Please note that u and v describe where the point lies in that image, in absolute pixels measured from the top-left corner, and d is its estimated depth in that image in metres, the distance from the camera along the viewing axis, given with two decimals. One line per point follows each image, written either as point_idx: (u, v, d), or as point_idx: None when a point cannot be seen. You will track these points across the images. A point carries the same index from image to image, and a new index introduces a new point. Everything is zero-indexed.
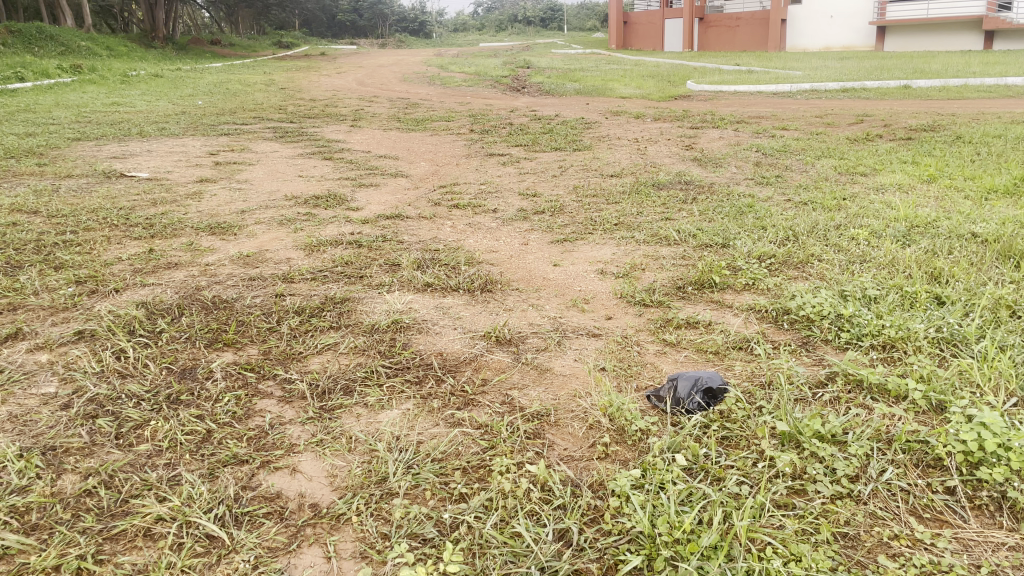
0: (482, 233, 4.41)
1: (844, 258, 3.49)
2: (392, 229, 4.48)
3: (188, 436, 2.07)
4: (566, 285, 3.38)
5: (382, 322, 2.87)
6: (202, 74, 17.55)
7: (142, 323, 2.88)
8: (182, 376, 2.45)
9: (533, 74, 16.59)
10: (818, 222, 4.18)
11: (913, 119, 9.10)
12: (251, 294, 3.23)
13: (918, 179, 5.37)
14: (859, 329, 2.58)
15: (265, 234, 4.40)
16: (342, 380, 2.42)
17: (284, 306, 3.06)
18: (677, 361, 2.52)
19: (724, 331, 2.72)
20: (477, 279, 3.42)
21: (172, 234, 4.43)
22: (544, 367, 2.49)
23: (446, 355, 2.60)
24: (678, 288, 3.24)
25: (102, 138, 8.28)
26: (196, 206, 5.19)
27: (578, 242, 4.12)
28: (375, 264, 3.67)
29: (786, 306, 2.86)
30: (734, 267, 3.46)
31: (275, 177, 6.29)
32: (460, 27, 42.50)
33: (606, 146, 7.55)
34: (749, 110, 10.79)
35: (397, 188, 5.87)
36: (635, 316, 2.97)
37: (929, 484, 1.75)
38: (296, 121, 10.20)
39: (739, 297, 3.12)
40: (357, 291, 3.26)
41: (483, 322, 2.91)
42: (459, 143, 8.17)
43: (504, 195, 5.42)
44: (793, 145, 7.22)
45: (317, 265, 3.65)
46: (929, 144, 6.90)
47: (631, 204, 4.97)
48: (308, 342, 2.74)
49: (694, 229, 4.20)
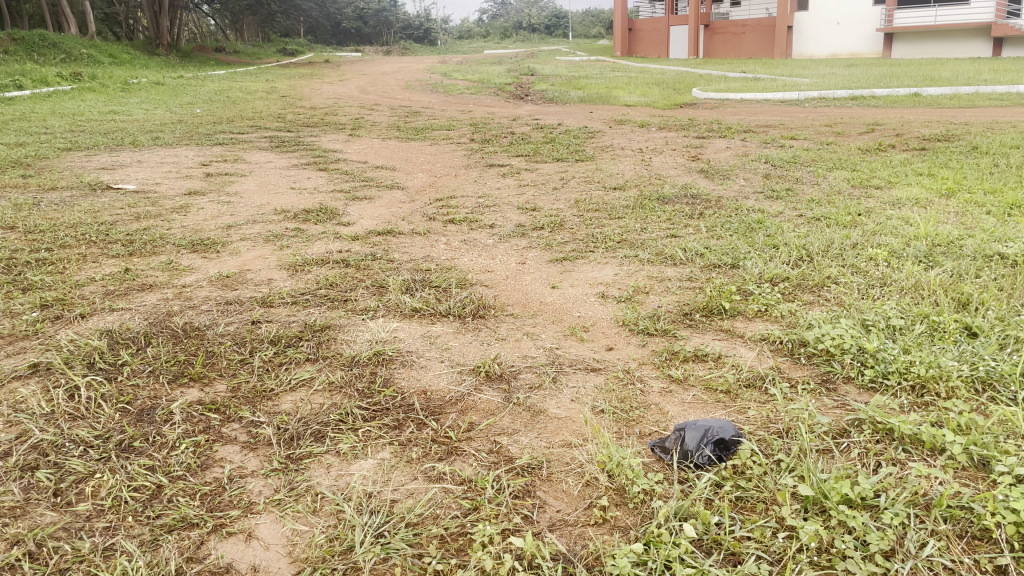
0: (477, 250, 4.19)
1: (862, 281, 3.26)
2: (383, 246, 4.26)
3: (135, 493, 1.85)
4: (564, 311, 3.15)
5: (363, 354, 2.64)
6: (203, 82, 17.40)
7: (105, 354, 2.66)
8: (138, 419, 2.23)
9: (536, 82, 16.36)
10: (834, 241, 3.95)
11: (925, 128, 8.86)
12: (226, 321, 3.01)
13: (935, 193, 5.13)
14: (885, 366, 2.35)
15: (249, 252, 4.18)
16: (314, 424, 2.19)
17: (260, 335, 2.84)
18: (684, 402, 2.29)
19: (736, 366, 2.49)
20: (469, 303, 3.19)
21: (152, 252, 4.21)
22: (537, 408, 2.26)
23: (431, 393, 2.37)
24: (685, 315, 3.01)
25: (94, 148, 8.09)
26: (180, 221, 4.98)
27: (578, 261, 3.90)
28: (362, 286, 3.44)
29: (803, 338, 2.63)
30: (744, 291, 3.23)
31: (267, 189, 6.09)
32: (464, 33, 42.33)
33: (610, 156, 7.33)
34: (756, 118, 10.58)
35: (392, 201, 5.65)
36: (638, 347, 2.74)
37: (977, 562, 1.51)
38: (294, 130, 10.00)
39: (750, 325, 2.89)
40: (339, 318, 3.03)
41: (473, 353, 2.68)
42: (458, 153, 7.96)
43: (502, 209, 5.20)
44: (803, 155, 6.99)
45: (300, 288, 3.43)
46: (944, 156, 6.66)
47: (634, 219, 4.75)
48: (281, 377, 2.52)
49: (701, 247, 3.97)
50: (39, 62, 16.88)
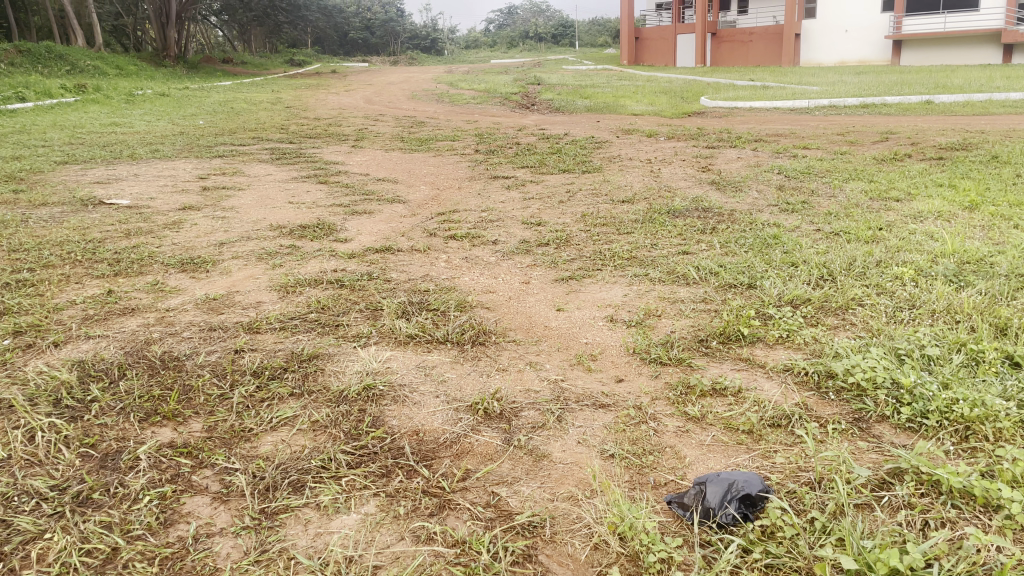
0: (479, 269, 3.98)
1: (890, 303, 3.04)
2: (380, 265, 4.06)
3: (86, 559, 1.66)
4: (570, 337, 2.94)
5: (351, 389, 2.43)
6: (208, 94, 17.29)
7: (73, 388, 2.47)
8: (100, 466, 2.04)
9: (542, 91, 16.16)
10: (856, 258, 3.73)
11: (941, 136, 8.63)
12: (207, 350, 2.80)
13: (958, 206, 4.90)
14: (924, 404, 2.13)
15: (240, 271, 3.99)
16: (293, 472, 1.98)
17: (243, 367, 2.64)
18: (701, 445, 2.07)
19: (759, 403, 2.27)
20: (469, 328, 2.98)
21: (139, 271, 4.03)
22: (540, 452, 2.04)
23: (424, 434, 2.15)
24: (700, 342, 2.79)
25: (91, 161, 7.94)
26: (172, 237, 4.79)
27: (585, 281, 3.69)
28: (355, 309, 3.24)
29: (831, 370, 2.41)
30: (763, 315, 3.02)
31: (264, 203, 5.90)
32: (471, 43, 42.23)
33: (618, 167, 7.13)
34: (766, 127, 10.37)
35: (393, 215, 5.46)
36: (649, 379, 2.53)
37: None
38: (297, 142, 9.83)
39: (771, 354, 2.67)
40: (329, 346, 2.82)
41: (471, 386, 2.46)
42: (462, 164, 7.77)
43: (506, 224, 5.00)
44: (818, 165, 6.76)
45: (289, 312, 3.23)
46: (964, 166, 6.42)
47: (644, 234, 4.54)
48: (262, 415, 2.31)
49: (715, 265, 3.75)
50: (44, 73, 16.81)
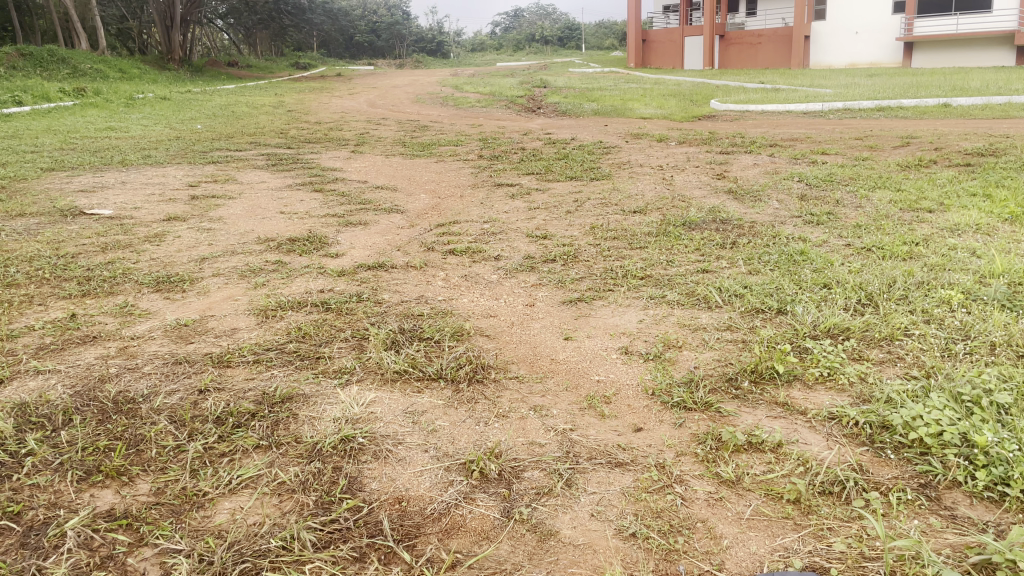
0: (479, 289, 3.64)
1: (941, 335, 2.70)
2: (372, 284, 3.72)
3: None
4: (580, 373, 2.60)
5: (326, 441, 2.09)
6: (210, 97, 16.99)
7: (6, 440, 2.14)
8: (20, 544, 1.72)
9: (548, 95, 15.85)
10: (894, 279, 3.37)
11: (964, 141, 8.27)
12: (168, 389, 2.47)
13: (997, 218, 4.55)
14: (1005, 469, 1.79)
15: (219, 291, 3.67)
16: (246, 555, 1.64)
17: (205, 411, 2.31)
18: (740, 520, 1.72)
19: (805, 463, 1.92)
20: (465, 363, 2.64)
21: (109, 291, 3.70)
22: (546, 528, 1.70)
23: (408, 503, 1.81)
24: (729, 381, 2.44)
25: (79, 168, 7.64)
26: (151, 252, 4.46)
27: (595, 303, 3.35)
28: (339, 339, 2.91)
29: (888, 422, 2.06)
30: (798, 348, 2.67)
31: (253, 213, 5.57)
32: (476, 46, 41.93)
33: (628, 174, 6.79)
34: (781, 131, 10.01)
35: (389, 227, 5.14)
36: (672, 428, 2.18)
37: None
38: (295, 147, 9.51)
39: (813, 397, 2.32)
40: (306, 385, 2.48)
41: (466, 438, 2.12)
42: (465, 170, 7.44)
43: (510, 236, 4.67)
44: (839, 173, 6.40)
45: (266, 341, 2.89)
46: (995, 173, 6.05)
47: (659, 249, 4.20)
48: (218, 476, 1.97)
49: (739, 286, 3.40)
50: (44, 76, 16.53)
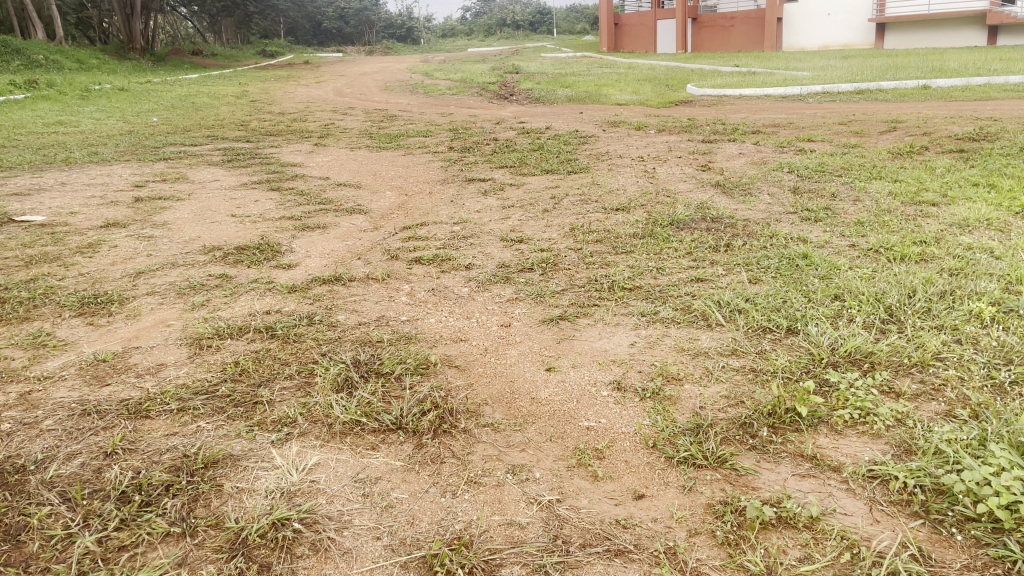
0: (448, 306, 3.22)
1: (982, 361, 2.33)
2: (327, 302, 3.29)
3: None
4: (565, 416, 2.19)
5: (253, 528, 1.67)
6: (171, 87, 16.28)
7: None
8: None
9: (521, 81, 15.41)
10: (913, 288, 3.00)
11: (951, 125, 7.96)
12: (69, 452, 2.03)
13: (1006, 211, 4.20)
14: None
15: (151, 314, 3.21)
16: None
17: (107, 485, 1.87)
18: None
19: (851, 550, 1.55)
20: (430, 408, 2.22)
21: (23, 316, 3.23)
22: None
23: None
24: (744, 428, 2.05)
25: (19, 168, 7.08)
26: (81, 266, 3.99)
27: (579, 322, 2.95)
28: (281, 377, 2.48)
29: (947, 486, 1.69)
30: (819, 381, 2.29)
31: (201, 217, 5.09)
32: (448, 31, 41.31)
33: (607, 166, 6.39)
34: (761, 117, 9.66)
35: (350, 230, 4.71)
36: (680, 494, 1.79)
37: None
38: (255, 141, 8.96)
39: (846, 447, 1.94)
40: (238, 443, 2.06)
41: (429, 518, 1.71)
42: (434, 164, 6.99)
43: (482, 241, 4.26)
44: (831, 161, 6.04)
45: (196, 381, 2.46)
46: (992, 160, 5.73)
47: (646, 254, 3.81)
48: None
49: (741, 298, 3.01)
50: None
